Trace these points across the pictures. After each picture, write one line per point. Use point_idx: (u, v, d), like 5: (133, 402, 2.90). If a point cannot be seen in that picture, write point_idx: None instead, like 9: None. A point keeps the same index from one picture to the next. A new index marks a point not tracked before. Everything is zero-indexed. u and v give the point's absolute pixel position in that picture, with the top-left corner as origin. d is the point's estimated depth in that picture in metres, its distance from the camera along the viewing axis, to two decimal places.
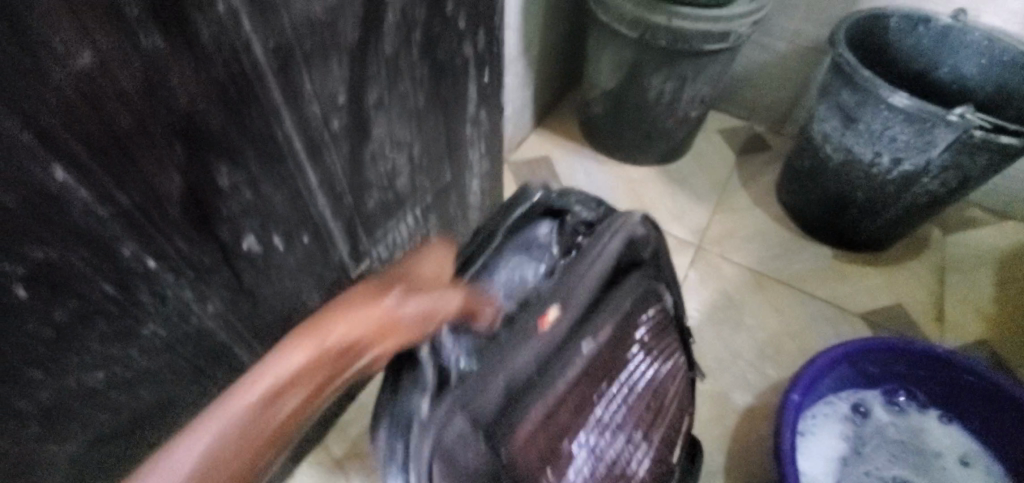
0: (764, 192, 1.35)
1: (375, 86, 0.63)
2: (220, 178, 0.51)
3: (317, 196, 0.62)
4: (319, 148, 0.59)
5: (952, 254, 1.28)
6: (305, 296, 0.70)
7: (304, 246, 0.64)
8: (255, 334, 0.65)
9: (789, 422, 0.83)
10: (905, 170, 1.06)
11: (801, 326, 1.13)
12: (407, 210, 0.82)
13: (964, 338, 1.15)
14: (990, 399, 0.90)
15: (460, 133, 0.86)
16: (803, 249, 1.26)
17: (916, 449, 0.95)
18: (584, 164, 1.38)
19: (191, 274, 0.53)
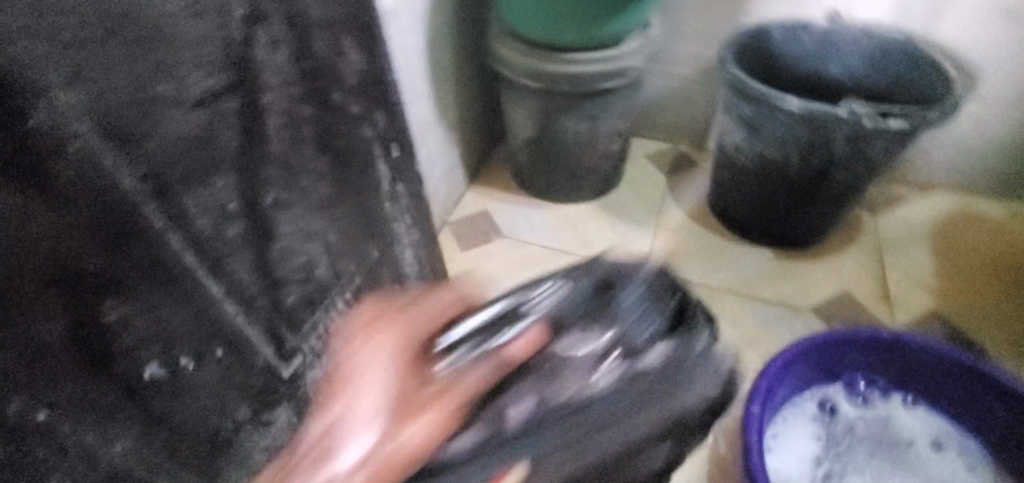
0: (698, 207, 1.39)
1: (271, 187, 0.65)
2: (106, 313, 0.50)
3: (225, 306, 0.62)
4: (219, 259, 0.60)
5: (886, 233, 1.33)
6: (233, 407, 0.68)
7: (221, 357, 0.63)
8: (181, 460, 0.62)
9: (755, 437, 0.82)
10: (816, 165, 1.11)
11: (757, 332, 1.15)
12: (335, 297, 0.81)
13: (913, 312, 1.18)
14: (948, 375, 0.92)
15: (377, 211, 0.87)
16: (745, 254, 1.29)
17: (888, 439, 0.94)
18: (523, 211, 1.40)
19: (91, 416, 0.51)
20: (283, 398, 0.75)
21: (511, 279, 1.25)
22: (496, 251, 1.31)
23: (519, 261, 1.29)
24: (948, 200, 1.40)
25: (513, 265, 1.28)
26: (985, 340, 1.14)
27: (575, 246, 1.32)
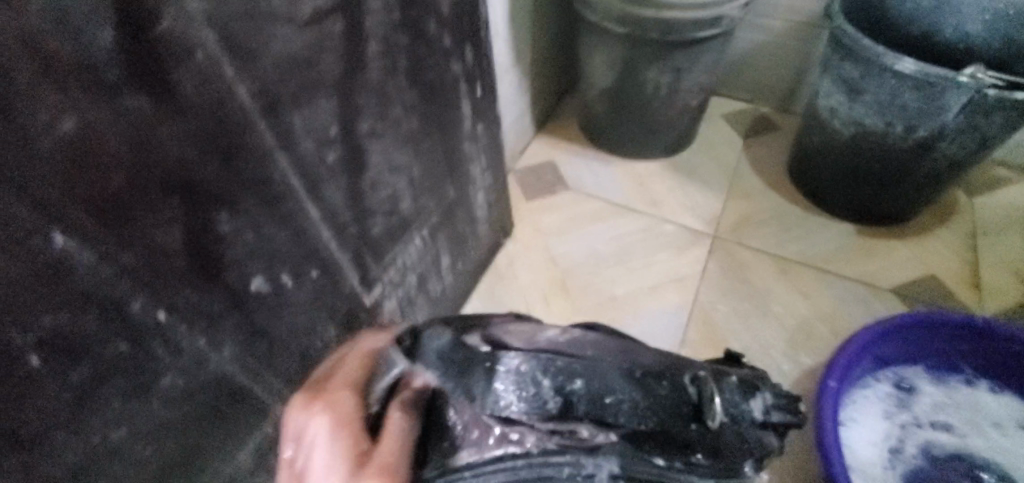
0: (775, 173, 1.32)
1: (367, 114, 0.64)
2: (220, 224, 0.52)
3: (320, 231, 0.63)
4: (318, 182, 0.60)
5: (984, 218, 1.23)
6: (320, 329, 0.70)
7: (314, 279, 0.65)
8: (273, 371, 0.65)
9: (830, 409, 0.80)
10: (920, 136, 1.02)
11: (829, 307, 1.10)
12: (413, 232, 0.82)
13: (1005, 303, 1.10)
14: None
15: (458, 150, 0.86)
16: (823, 227, 1.23)
17: (971, 421, 0.90)
18: (590, 165, 1.37)
19: (203, 321, 0.54)
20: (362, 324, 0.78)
21: (574, 233, 1.24)
22: (560, 203, 1.29)
23: (584, 216, 1.27)
24: None
25: (577, 218, 1.26)
26: None
27: (643, 204, 1.28)
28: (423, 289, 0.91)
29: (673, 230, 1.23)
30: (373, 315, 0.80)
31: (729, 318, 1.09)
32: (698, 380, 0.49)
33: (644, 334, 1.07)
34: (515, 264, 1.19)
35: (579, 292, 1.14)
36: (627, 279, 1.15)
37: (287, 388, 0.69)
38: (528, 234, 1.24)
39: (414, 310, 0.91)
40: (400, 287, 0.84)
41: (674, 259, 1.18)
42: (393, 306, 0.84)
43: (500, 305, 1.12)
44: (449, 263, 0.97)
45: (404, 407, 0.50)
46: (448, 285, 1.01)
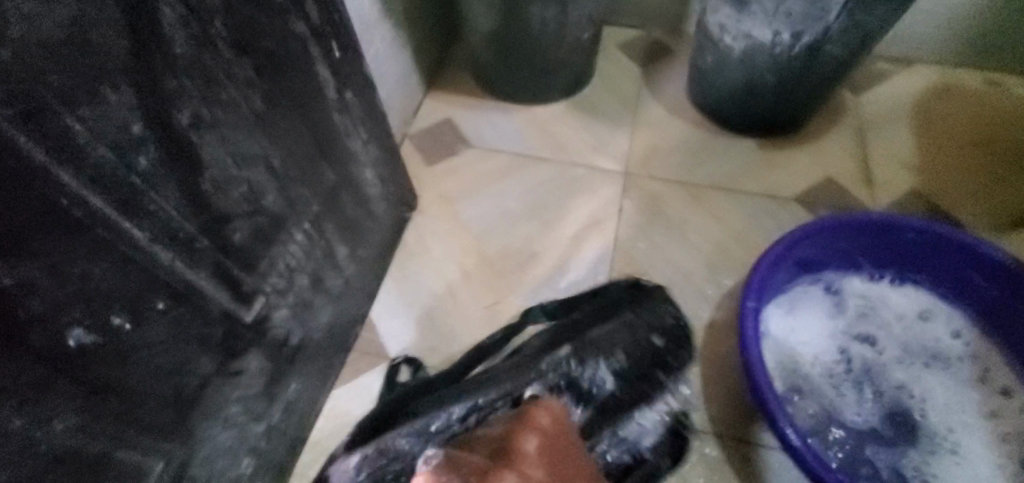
0: (676, 98, 1.30)
1: (183, 101, 0.52)
2: (0, 277, 0.39)
3: (157, 252, 0.52)
4: (135, 196, 0.48)
5: (870, 113, 1.28)
6: (192, 364, 0.59)
7: (165, 312, 0.54)
8: (140, 428, 0.55)
9: (751, 334, 0.80)
10: (806, 43, 1.02)
11: (743, 226, 1.11)
12: (291, 229, 0.71)
13: (894, 193, 1.16)
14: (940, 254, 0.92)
15: (328, 125, 0.75)
16: (726, 146, 1.23)
17: (882, 321, 0.95)
18: (489, 117, 1.27)
19: (12, 402, 0.42)
20: (250, 344, 0.68)
21: (484, 193, 1.16)
22: (464, 162, 1.20)
23: (491, 172, 1.19)
24: (928, 74, 1.35)
25: (484, 176, 1.18)
26: (965, 216, 1.14)
27: (549, 150, 1.22)
28: (320, 288, 0.81)
29: (584, 172, 1.19)
30: (262, 330, 0.70)
31: (650, 254, 1.08)
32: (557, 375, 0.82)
33: (569, 287, 1.04)
34: (426, 237, 1.10)
35: (497, 255, 1.08)
36: (545, 232, 1.10)
37: (163, 440, 0.58)
38: (434, 203, 1.14)
39: (314, 313, 0.81)
40: (290, 293, 0.74)
41: (590, 203, 1.14)
42: (286, 314, 0.74)
43: (415, 284, 1.04)
44: (347, 253, 0.87)
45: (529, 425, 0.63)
46: (352, 276, 0.91)
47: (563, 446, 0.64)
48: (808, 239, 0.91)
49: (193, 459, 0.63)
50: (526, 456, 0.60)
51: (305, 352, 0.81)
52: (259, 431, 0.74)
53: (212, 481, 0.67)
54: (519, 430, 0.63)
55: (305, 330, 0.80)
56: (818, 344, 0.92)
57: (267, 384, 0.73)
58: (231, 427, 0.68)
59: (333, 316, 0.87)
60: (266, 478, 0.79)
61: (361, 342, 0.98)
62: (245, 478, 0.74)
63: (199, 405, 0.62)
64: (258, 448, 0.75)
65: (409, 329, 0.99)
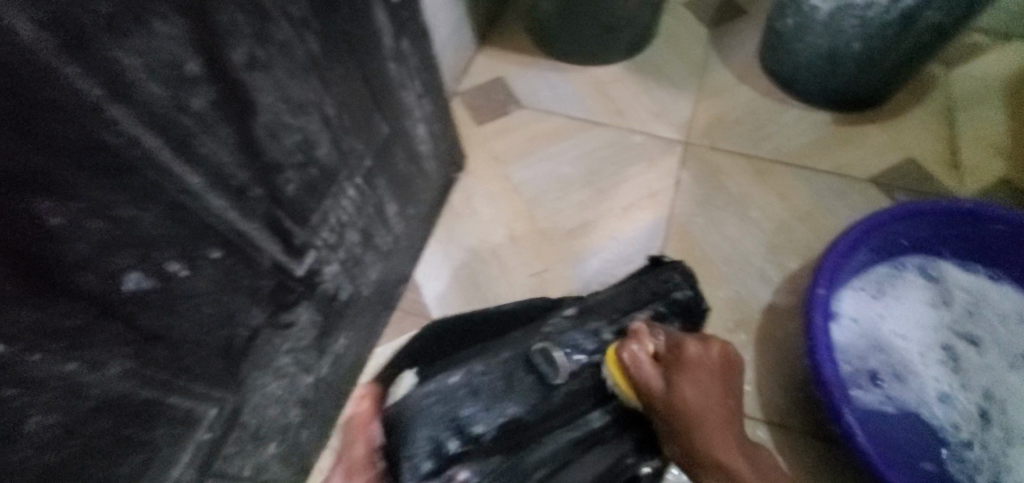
0: (745, 64, 1.20)
1: (238, 40, 0.48)
2: (47, 216, 0.38)
3: (210, 198, 0.50)
4: (186, 138, 0.46)
5: (964, 89, 1.15)
6: (244, 314, 0.58)
7: (217, 260, 0.53)
8: (192, 376, 0.54)
9: (819, 322, 0.74)
10: (906, 6, 0.91)
11: (811, 207, 1.03)
12: (344, 183, 0.69)
13: (984, 180, 1.05)
14: None
15: (383, 76, 0.71)
16: (798, 118, 1.13)
17: (972, 317, 0.86)
18: (543, 77, 1.21)
19: (60, 343, 0.41)
20: (300, 297, 0.67)
21: (534, 156, 1.11)
22: (515, 123, 1.15)
23: (543, 135, 1.14)
24: None
25: (535, 139, 1.13)
26: None
27: (606, 115, 1.16)
28: (369, 245, 0.79)
29: (641, 139, 1.12)
30: (312, 284, 0.68)
31: (708, 230, 1.01)
32: (544, 354, 0.64)
33: (618, 259, 0.99)
34: (473, 199, 1.06)
35: (545, 221, 1.04)
36: (596, 201, 1.05)
37: (215, 388, 0.58)
38: (483, 164, 1.10)
39: (363, 269, 0.80)
40: (341, 248, 0.72)
41: (646, 173, 1.08)
42: (336, 270, 0.72)
43: (461, 247, 1.02)
44: (396, 211, 0.85)
45: (647, 339, 0.64)
46: (400, 234, 0.89)
47: (716, 375, 0.62)
48: (894, 221, 0.82)
49: (243, 408, 0.63)
50: (658, 380, 0.60)
51: (352, 308, 0.80)
52: (307, 384, 0.74)
53: (262, 430, 0.67)
54: (646, 336, 0.64)
55: (354, 286, 0.78)
56: (894, 334, 0.85)
57: (316, 338, 0.73)
58: (280, 378, 0.68)
59: (381, 273, 0.86)
60: (312, 429, 0.80)
61: (405, 301, 0.96)
62: (292, 428, 0.74)
63: (250, 355, 0.61)
64: (305, 400, 0.75)
65: (451, 292, 0.97)
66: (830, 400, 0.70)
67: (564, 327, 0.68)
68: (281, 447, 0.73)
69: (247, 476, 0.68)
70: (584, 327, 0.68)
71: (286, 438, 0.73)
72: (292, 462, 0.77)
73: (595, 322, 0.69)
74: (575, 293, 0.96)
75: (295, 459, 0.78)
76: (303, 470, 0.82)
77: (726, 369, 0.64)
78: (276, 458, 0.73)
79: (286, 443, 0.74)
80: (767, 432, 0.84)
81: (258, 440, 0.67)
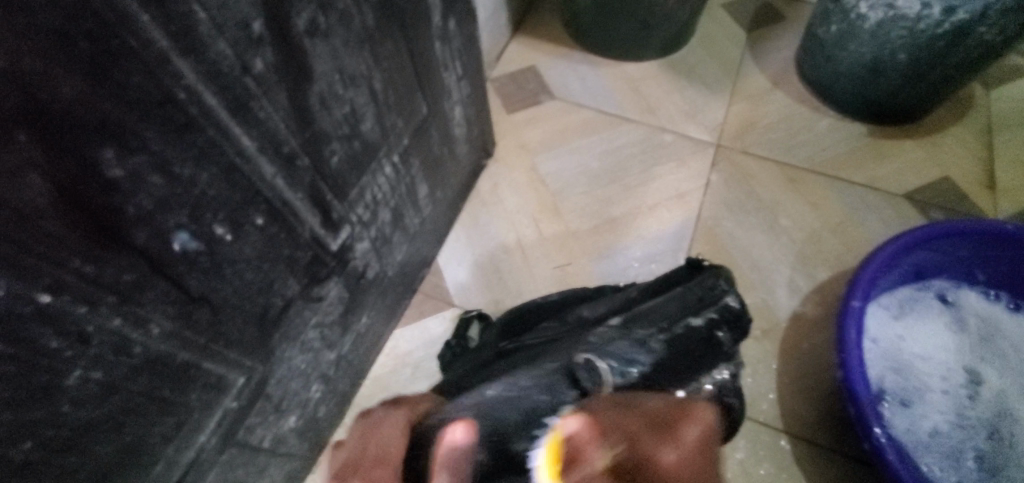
0: (781, 70, 1.19)
1: (303, 5, 0.48)
2: (109, 166, 0.37)
3: (261, 164, 0.49)
4: (246, 100, 0.45)
5: (1002, 111, 1.14)
6: (279, 284, 0.58)
7: (261, 228, 0.52)
8: (227, 343, 0.54)
9: (853, 336, 0.73)
10: (959, 20, 0.90)
11: (841, 218, 1.02)
12: (382, 160, 0.68)
13: (1021, 203, 1.04)
14: None
15: (429, 55, 0.70)
16: (832, 129, 1.12)
17: (999, 343, 0.85)
18: (576, 70, 1.20)
19: (110, 298, 0.41)
20: (332, 272, 0.66)
21: (563, 149, 1.10)
22: (545, 114, 1.14)
23: (573, 128, 1.12)
24: None
25: (564, 131, 1.12)
26: None
27: (638, 112, 1.14)
28: (399, 225, 0.79)
29: (672, 139, 1.11)
30: (344, 260, 0.68)
31: (735, 235, 1.00)
32: (587, 365, 0.52)
33: (643, 257, 0.98)
34: (500, 187, 1.06)
35: (572, 214, 1.03)
36: (624, 198, 1.04)
37: (248, 356, 0.57)
38: (511, 153, 1.09)
39: (391, 249, 0.79)
40: (373, 226, 0.71)
41: (674, 172, 1.07)
42: (366, 248, 0.72)
43: (485, 234, 1.01)
44: (427, 193, 0.84)
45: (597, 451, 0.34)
46: (427, 217, 0.88)
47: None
48: (931, 239, 0.81)
49: (270, 378, 0.62)
50: None
51: (377, 287, 0.79)
52: (329, 360, 0.73)
53: (284, 402, 0.67)
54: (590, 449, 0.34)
55: (380, 265, 0.78)
56: (920, 354, 0.84)
57: (341, 314, 0.72)
58: (306, 351, 0.67)
59: (406, 255, 0.85)
60: (328, 406, 0.79)
61: (426, 285, 0.96)
62: (311, 403, 0.73)
63: (282, 326, 0.61)
64: (326, 376, 0.74)
65: (474, 279, 0.97)
66: (862, 413, 0.70)
67: (607, 337, 0.57)
68: (300, 422, 0.72)
69: (266, 447, 0.67)
70: (631, 337, 0.57)
71: (305, 412, 0.73)
72: (308, 437, 0.77)
73: (642, 329, 0.59)
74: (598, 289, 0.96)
75: (311, 434, 0.78)
76: (318, 446, 0.81)
77: (715, 460, 0.37)
78: (295, 431, 0.72)
79: (305, 417, 0.73)
80: (786, 442, 0.84)
81: (280, 412, 0.67)
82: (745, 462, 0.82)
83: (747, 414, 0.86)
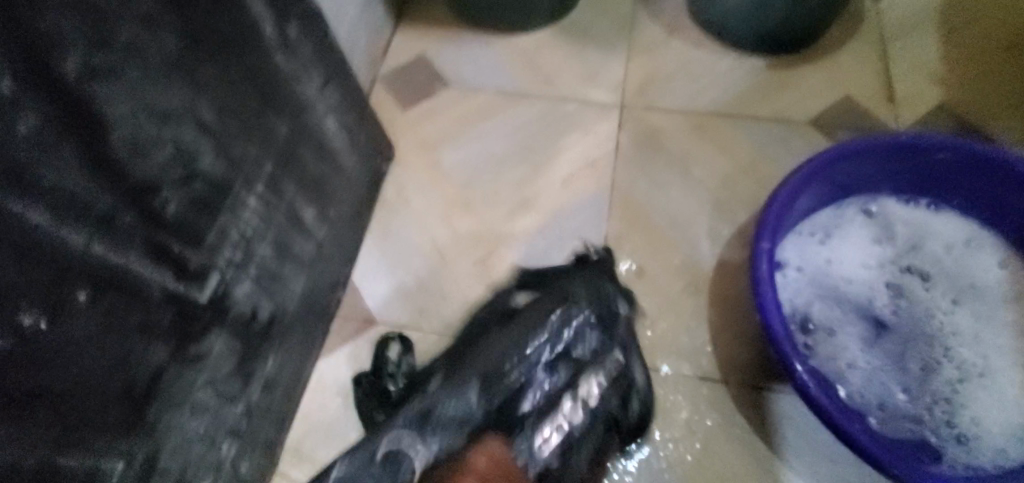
0: (674, 16, 1.16)
1: (69, 48, 0.43)
2: None
3: (66, 231, 0.45)
4: (22, 168, 0.41)
5: (892, 21, 1.14)
6: (140, 351, 0.53)
7: (91, 300, 0.48)
8: (87, 430, 0.49)
9: (765, 274, 0.73)
10: None
11: (753, 157, 1.01)
12: (241, 194, 0.62)
13: (918, 110, 1.05)
14: (982, 174, 0.81)
15: (272, 71, 0.64)
16: (732, 67, 1.10)
17: (919, 253, 0.87)
18: (467, 51, 1.14)
19: None
20: (209, 324, 0.61)
21: (466, 137, 1.05)
22: (442, 104, 1.09)
23: (472, 113, 1.08)
24: None
25: (464, 118, 1.07)
26: (1002, 134, 1.03)
27: (536, 85, 1.10)
28: (288, 256, 0.73)
29: (575, 106, 1.07)
30: (221, 308, 0.62)
31: (650, 193, 0.99)
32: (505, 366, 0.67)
33: (563, 234, 0.96)
34: (406, 190, 1.01)
35: (484, 203, 0.99)
36: (535, 176, 1.01)
37: (121, 435, 0.53)
38: (412, 151, 1.04)
39: (286, 283, 0.74)
40: (251, 265, 0.66)
41: (581, 141, 1.04)
42: (250, 289, 0.66)
43: (398, 241, 0.96)
44: (316, 215, 0.78)
45: None
46: (325, 239, 0.83)
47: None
48: (832, 162, 0.81)
49: (159, 452, 0.57)
50: None
51: (279, 326, 0.74)
52: (237, 413, 0.69)
53: (186, 473, 0.62)
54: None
55: (277, 302, 0.72)
56: (839, 279, 0.85)
57: (237, 364, 0.67)
58: (201, 413, 0.62)
59: (308, 284, 0.80)
60: (253, 458, 0.75)
61: (344, 308, 0.91)
62: (228, 462, 0.69)
63: (157, 396, 0.56)
64: (238, 431, 0.70)
65: (392, 290, 0.92)
66: (781, 353, 0.70)
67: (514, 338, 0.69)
68: None
69: None
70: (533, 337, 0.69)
71: (220, 474, 0.68)
72: None
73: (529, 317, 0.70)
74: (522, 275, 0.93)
75: None
76: None
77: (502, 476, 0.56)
78: None
79: (223, 478, 0.68)
80: (726, 391, 0.84)
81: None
82: (689, 419, 0.82)
83: (687, 372, 0.85)
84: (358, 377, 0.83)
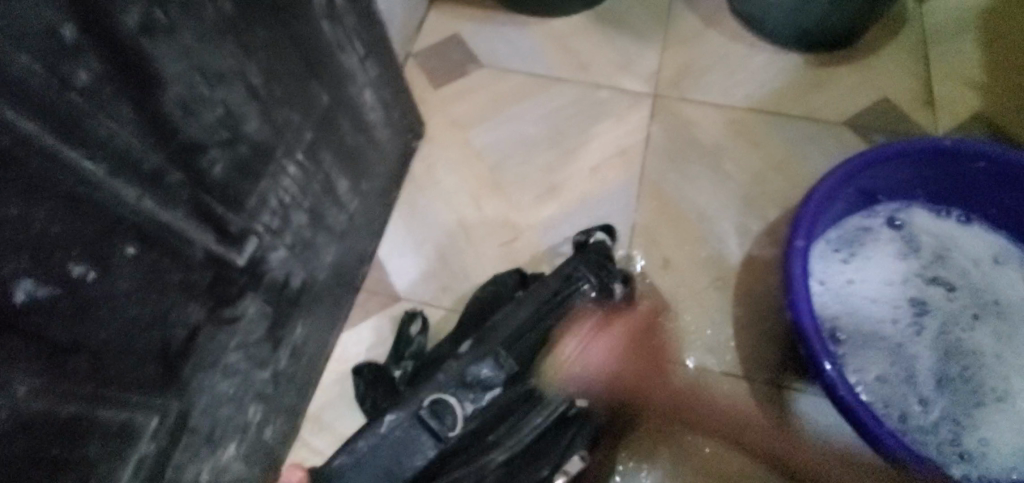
0: (713, 8, 1.14)
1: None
2: None
3: (115, 186, 0.45)
4: (76, 119, 0.41)
5: (935, 24, 1.12)
6: (178, 310, 0.53)
7: (135, 258, 0.48)
8: (121, 384, 0.49)
9: (798, 272, 0.72)
10: None
11: (786, 156, 1.00)
12: (282, 160, 0.62)
13: (958, 117, 1.03)
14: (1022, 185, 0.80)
15: (318, 38, 0.64)
16: (770, 62, 1.09)
17: (952, 262, 0.85)
18: (501, 33, 1.13)
19: None
20: (245, 288, 0.61)
21: (497, 119, 1.05)
22: (474, 85, 1.08)
23: (504, 95, 1.07)
24: None
25: (496, 100, 1.06)
26: None
27: (570, 70, 1.09)
28: (321, 226, 0.73)
29: (608, 94, 1.06)
30: (257, 273, 0.63)
31: (680, 186, 0.98)
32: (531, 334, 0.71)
33: (590, 222, 0.95)
34: (435, 169, 1.00)
35: (512, 186, 0.99)
36: (564, 162, 1.00)
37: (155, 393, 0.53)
38: (442, 130, 1.04)
39: (317, 253, 0.74)
40: (287, 232, 0.66)
41: (613, 130, 1.03)
42: (284, 256, 0.67)
43: (424, 220, 0.96)
44: (349, 187, 0.78)
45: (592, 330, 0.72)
46: (356, 212, 0.83)
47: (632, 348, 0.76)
48: (871, 164, 0.79)
49: (192, 409, 0.58)
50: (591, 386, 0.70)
51: (308, 295, 0.74)
52: (265, 377, 0.69)
53: (215, 432, 0.63)
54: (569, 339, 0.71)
55: (308, 271, 0.73)
56: (868, 283, 0.84)
57: (268, 330, 0.67)
58: (232, 375, 0.63)
59: (337, 255, 0.80)
60: (277, 423, 0.75)
61: (369, 282, 0.91)
62: (254, 425, 0.70)
63: (192, 355, 0.56)
64: (264, 395, 0.70)
65: (417, 268, 0.92)
66: (810, 352, 0.69)
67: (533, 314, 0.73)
68: (243, 447, 0.68)
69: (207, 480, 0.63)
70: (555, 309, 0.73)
71: (246, 436, 0.69)
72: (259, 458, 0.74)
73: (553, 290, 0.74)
74: (547, 260, 0.93)
75: (262, 455, 0.74)
76: (275, 466, 0.78)
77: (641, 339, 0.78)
78: (239, 457, 0.68)
79: (248, 440, 0.69)
80: (747, 387, 0.84)
81: (214, 442, 0.63)
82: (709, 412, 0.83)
83: (709, 365, 0.85)
84: (359, 367, 0.81)
